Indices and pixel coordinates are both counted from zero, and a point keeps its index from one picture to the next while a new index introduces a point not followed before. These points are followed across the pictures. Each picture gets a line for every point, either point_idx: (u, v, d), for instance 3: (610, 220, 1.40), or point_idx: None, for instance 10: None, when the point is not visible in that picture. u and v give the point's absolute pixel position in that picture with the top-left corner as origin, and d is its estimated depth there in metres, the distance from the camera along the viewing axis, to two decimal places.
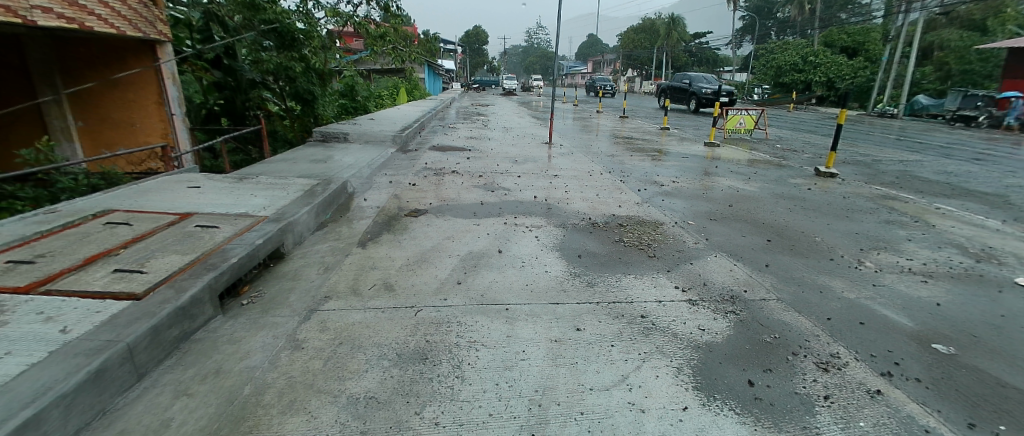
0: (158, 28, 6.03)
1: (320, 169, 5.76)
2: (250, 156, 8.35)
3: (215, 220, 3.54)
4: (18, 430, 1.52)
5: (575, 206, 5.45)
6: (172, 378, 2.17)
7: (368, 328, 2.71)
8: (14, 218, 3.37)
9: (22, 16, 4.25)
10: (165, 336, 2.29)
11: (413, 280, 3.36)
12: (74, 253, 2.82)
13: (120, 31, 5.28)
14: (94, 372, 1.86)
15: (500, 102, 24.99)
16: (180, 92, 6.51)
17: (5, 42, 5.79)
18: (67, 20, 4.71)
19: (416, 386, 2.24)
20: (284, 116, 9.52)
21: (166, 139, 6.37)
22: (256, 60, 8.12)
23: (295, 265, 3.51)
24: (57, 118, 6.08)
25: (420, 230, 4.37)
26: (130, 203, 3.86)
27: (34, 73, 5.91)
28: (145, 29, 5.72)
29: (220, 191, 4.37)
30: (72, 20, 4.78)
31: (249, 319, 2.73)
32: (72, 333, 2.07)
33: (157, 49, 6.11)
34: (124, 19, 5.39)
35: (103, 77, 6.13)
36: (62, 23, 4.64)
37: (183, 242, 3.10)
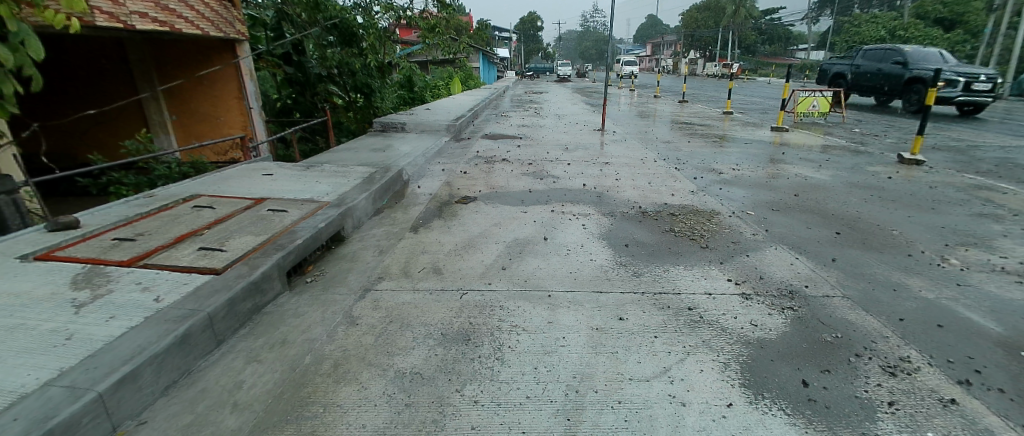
0: (237, 27, 6.58)
1: (379, 158, 6.04)
2: (318, 145, 8.93)
3: (284, 205, 3.83)
4: (117, 384, 1.81)
5: (624, 194, 5.30)
6: (246, 345, 2.43)
7: (417, 308, 2.85)
8: (120, 201, 3.83)
9: (123, 21, 4.82)
10: (240, 308, 2.56)
11: (460, 265, 3.46)
12: (168, 232, 3.18)
13: (203, 32, 5.81)
14: (180, 337, 2.14)
15: (553, 89, 24.65)
16: (257, 87, 7.10)
17: (112, 46, 6.54)
18: (160, 23, 5.26)
19: (457, 365, 2.36)
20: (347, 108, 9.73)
21: (245, 131, 7.02)
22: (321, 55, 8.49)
23: (353, 247, 3.73)
24: (156, 113, 6.86)
25: (470, 216, 4.46)
26: (213, 189, 4.27)
27: (137, 73, 6.66)
28: (226, 29, 6.26)
29: (289, 178, 4.71)
30: (164, 23, 5.33)
31: (312, 295, 2.97)
32: (164, 301, 2.37)
33: (237, 48, 6.67)
34: (207, 21, 5.94)
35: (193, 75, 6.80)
36: (155, 27, 5.19)
37: (255, 224, 3.39)
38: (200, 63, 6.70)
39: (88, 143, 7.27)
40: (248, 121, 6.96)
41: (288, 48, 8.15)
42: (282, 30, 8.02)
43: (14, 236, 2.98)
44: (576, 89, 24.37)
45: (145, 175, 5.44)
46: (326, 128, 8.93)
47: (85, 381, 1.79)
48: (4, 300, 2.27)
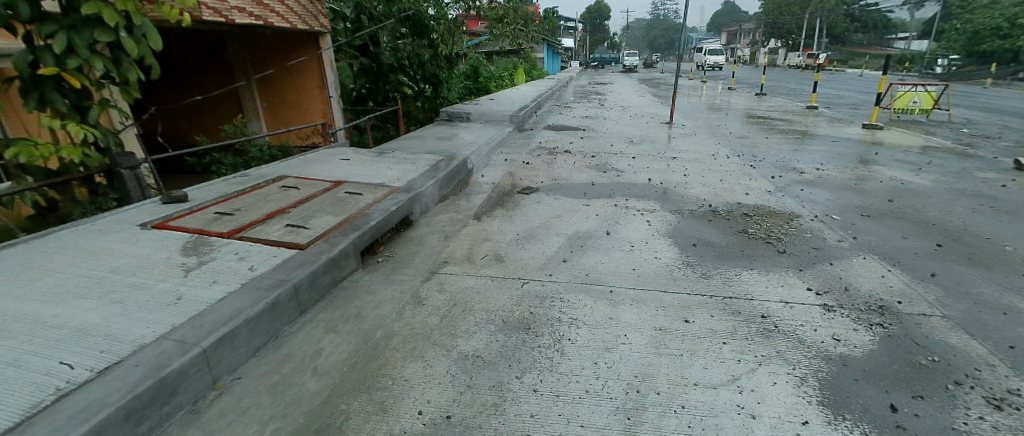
0: (320, 20, 7.03)
1: (444, 147, 6.21)
2: (389, 133, 9.39)
3: (359, 188, 4.07)
4: (216, 342, 2.05)
5: (693, 191, 5.05)
6: (324, 315, 2.63)
7: (479, 294, 2.93)
8: (222, 179, 4.26)
9: (225, 15, 5.30)
10: (321, 281, 2.77)
11: (521, 254, 3.49)
12: (260, 208, 3.49)
13: (291, 25, 6.26)
14: (270, 304, 2.36)
15: (617, 80, 23.96)
16: (336, 76, 7.55)
17: (214, 40, 7.24)
18: (255, 17, 5.72)
19: (518, 352, 2.39)
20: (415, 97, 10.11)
21: (324, 118, 7.51)
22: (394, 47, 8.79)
23: (420, 231, 3.89)
24: (250, 101, 7.55)
25: (531, 207, 4.48)
26: (298, 171, 4.63)
27: (235, 63, 7.35)
28: (310, 22, 6.70)
29: (363, 164, 4.99)
30: (258, 17, 5.78)
31: (383, 274, 3.14)
32: (257, 270, 2.62)
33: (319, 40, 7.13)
34: (294, 15, 6.39)
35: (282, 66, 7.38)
36: (251, 21, 5.65)
37: (334, 205, 3.62)
38: (287, 54, 7.24)
39: (193, 126, 8.13)
40: (327, 109, 7.44)
41: (365, 40, 8.59)
42: (361, 23, 8.47)
43: (137, 205, 3.40)
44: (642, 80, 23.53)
45: (241, 156, 5.99)
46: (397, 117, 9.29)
47: (192, 336, 2.04)
48: (130, 260, 2.62)
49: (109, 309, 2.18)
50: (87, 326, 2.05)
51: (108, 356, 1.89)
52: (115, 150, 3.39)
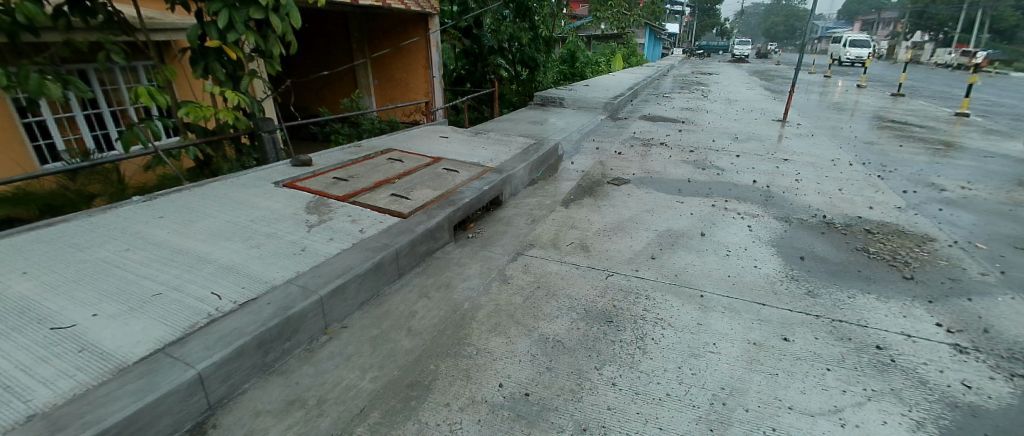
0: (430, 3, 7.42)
1: (537, 131, 6.25)
2: (483, 115, 9.50)
3: (456, 166, 4.27)
4: (330, 292, 2.33)
5: (805, 198, 4.55)
6: (419, 281, 2.84)
7: (563, 280, 2.95)
8: (339, 148, 4.72)
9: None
10: (419, 249, 2.98)
11: (608, 246, 3.43)
12: (370, 177, 3.81)
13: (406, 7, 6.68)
14: (375, 265, 2.60)
15: (723, 71, 22.07)
16: (440, 57, 7.95)
17: (337, 20, 7.87)
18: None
19: (598, 343, 2.38)
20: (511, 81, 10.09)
21: (427, 97, 7.95)
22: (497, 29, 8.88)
23: (509, 212, 3.99)
24: (363, 78, 8.15)
25: (621, 199, 4.36)
26: (402, 145, 4.97)
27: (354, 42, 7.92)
28: (422, 5, 7.13)
29: (460, 142, 5.21)
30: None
31: (473, 249, 3.29)
32: (366, 232, 2.89)
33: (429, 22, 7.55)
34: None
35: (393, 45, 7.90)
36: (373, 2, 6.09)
37: (434, 179, 3.84)
38: (399, 35, 7.75)
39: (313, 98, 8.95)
40: (430, 88, 7.87)
41: (470, 22, 8.79)
42: (467, 5, 8.70)
43: (273, 167, 3.82)
44: (752, 72, 21.43)
45: (354, 128, 6.54)
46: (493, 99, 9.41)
47: (312, 285, 2.33)
48: (266, 212, 3.02)
49: (250, 251, 2.56)
50: (233, 264, 2.43)
51: (248, 292, 2.23)
52: (256, 116, 3.87)
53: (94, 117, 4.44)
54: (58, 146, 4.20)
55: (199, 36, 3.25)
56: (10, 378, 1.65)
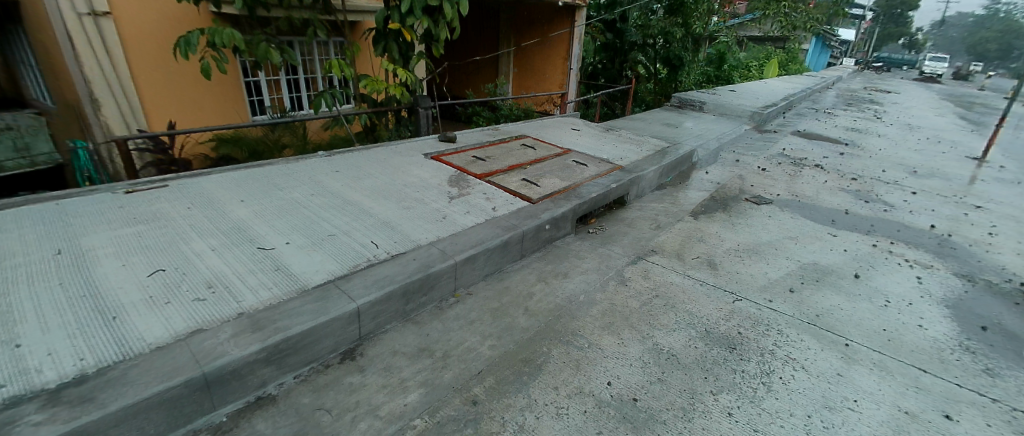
0: None
1: (671, 134, 5.96)
2: (615, 111, 9.29)
3: (585, 160, 4.29)
4: (463, 261, 2.56)
5: (1008, 258, 3.67)
6: (539, 265, 2.96)
7: (685, 294, 2.82)
8: (478, 129, 5.04)
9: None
10: (542, 235, 3.10)
11: (738, 268, 3.18)
12: (504, 160, 4.02)
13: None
14: (503, 243, 2.78)
15: (909, 90, 18.46)
16: (580, 50, 8.14)
17: (489, 9, 8.18)
18: None
19: (717, 368, 2.25)
20: (648, 79, 9.70)
21: (561, 89, 8.23)
22: (644, 24, 8.59)
23: (633, 214, 3.91)
24: (505, 66, 8.44)
25: (759, 220, 3.99)
26: (535, 133, 5.14)
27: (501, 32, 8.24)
28: None
29: (591, 137, 5.21)
30: None
31: (593, 245, 3.31)
32: (498, 211, 3.08)
33: (575, 15, 7.77)
34: None
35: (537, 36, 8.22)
36: None
37: (563, 170, 3.92)
38: (544, 26, 8.03)
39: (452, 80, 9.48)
40: (565, 80, 8.12)
41: (616, 15, 8.91)
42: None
43: (423, 138, 4.24)
44: (950, 95, 17.55)
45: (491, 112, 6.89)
46: (628, 97, 9.11)
47: (449, 250, 2.58)
48: (416, 178, 3.40)
49: (402, 212, 2.91)
50: (388, 220, 2.79)
51: (398, 246, 2.56)
52: (416, 92, 4.33)
53: (293, 81, 5.34)
54: (265, 103, 5.17)
55: (382, 20, 3.75)
56: (230, 281, 2.13)
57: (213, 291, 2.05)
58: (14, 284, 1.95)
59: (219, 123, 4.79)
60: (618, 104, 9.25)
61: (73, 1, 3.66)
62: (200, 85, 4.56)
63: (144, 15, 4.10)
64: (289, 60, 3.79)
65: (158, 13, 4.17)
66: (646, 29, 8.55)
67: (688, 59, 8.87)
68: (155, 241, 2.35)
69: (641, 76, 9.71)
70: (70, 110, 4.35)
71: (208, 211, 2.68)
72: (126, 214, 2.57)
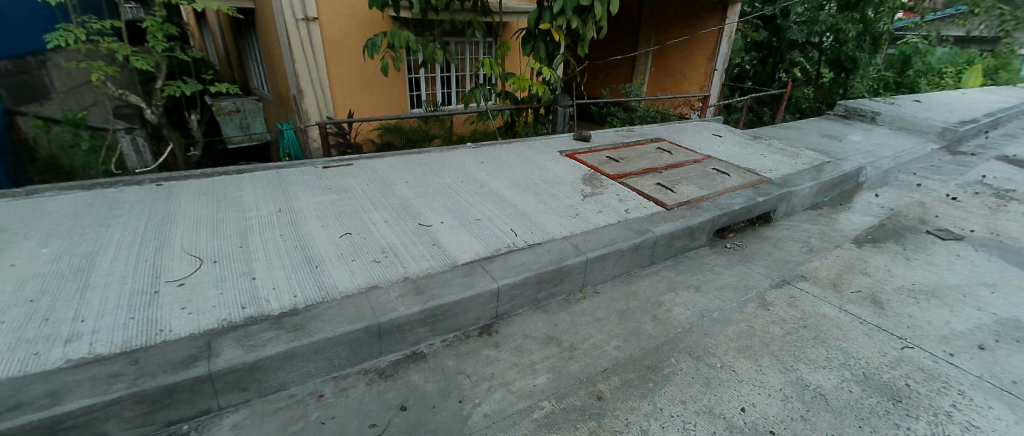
0: None
1: (832, 147, 5.24)
2: (761, 118, 8.45)
3: (728, 168, 4.02)
4: (595, 259, 2.61)
5: None
6: (668, 275, 2.89)
7: (840, 330, 2.50)
8: (613, 130, 5.01)
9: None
10: (675, 243, 3.01)
11: (914, 310, 2.71)
12: (639, 162, 3.96)
13: None
14: (636, 246, 2.77)
15: None
16: (729, 49, 7.57)
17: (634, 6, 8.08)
18: None
19: (878, 419, 1.93)
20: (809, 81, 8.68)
21: (701, 91, 7.83)
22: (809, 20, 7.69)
23: (779, 233, 3.55)
24: (643, 64, 8.24)
25: (946, 258, 3.32)
26: (672, 136, 4.94)
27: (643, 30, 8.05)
28: None
29: (735, 144, 4.84)
30: None
31: (730, 260, 3.11)
32: (632, 214, 3.07)
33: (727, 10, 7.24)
34: None
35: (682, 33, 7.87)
36: None
37: (702, 178, 3.73)
38: (689, 23, 7.62)
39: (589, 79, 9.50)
40: (708, 81, 7.70)
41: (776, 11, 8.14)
42: None
43: (559, 136, 4.38)
44: None
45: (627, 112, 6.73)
46: (781, 102, 8.15)
47: (582, 246, 2.66)
48: (552, 174, 3.54)
49: (538, 205, 3.08)
50: (527, 211, 2.98)
51: (535, 237, 2.72)
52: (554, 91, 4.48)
53: (446, 78, 5.89)
54: (422, 97, 5.75)
55: (535, 21, 4.09)
56: (398, 250, 2.49)
57: (386, 256, 2.43)
58: (252, 230, 2.54)
59: (383, 113, 5.47)
60: (767, 109, 8.37)
61: (293, 9, 4.44)
62: (374, 80, 5.27)
63: (340, 20, 4.79)
64: (448, 59, 4.22)
65: (352, 18, 4.88)
66: (811, 26, 7.62)
67: (864, 61, 7.52)
68: (341, 207, 2.84)
69: (799, 79, 8.72)
70: (279, 94, 5.42)
71: (380, 188, 3.14)
72: (323, 184, 3.15)
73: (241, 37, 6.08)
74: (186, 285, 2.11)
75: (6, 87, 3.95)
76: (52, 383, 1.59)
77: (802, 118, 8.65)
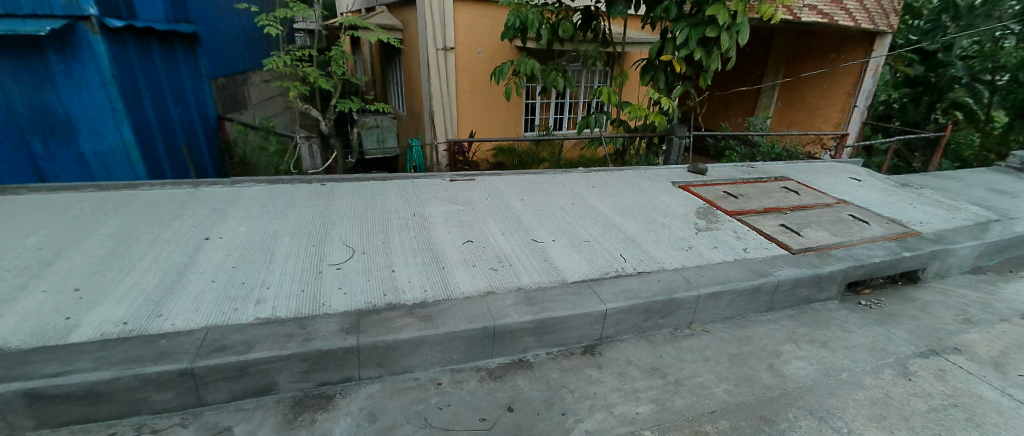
0: (889, 19, 6.39)
1: (1006, 204, 4.42)
2: (909, 163, 7.41)
3: (866, 216, 3.62)
4: (708, 296, 2.53)
5: None
6: (787, 324, 2.69)
7: (1009, 417, 2.09)
8: (732, 164, 4.80)
9: (795, 14, 5.56)
10: (799, 291, 2.79)
11: None
12: (760, 200, 3.75)
13: (856, 24, 6.01)
14: (754, 288, 2.63)
15: None
16: (874, 84, 6.79)
17: (761, 36, 7.68)
18: (821, 15, 5.75)
19: None
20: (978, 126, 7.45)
21: (836, 129, 7.16)
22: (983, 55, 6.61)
23: (929, 296, 3.09)
24: (766, 96, 7.73)
25: None
26: (800, 176, 4.58)
27: (771, 61, 7.61)
28: (879, 21, 6.25)
29: (876, 190, 4.34)
30: (826, 15, 5.78)
31: (864, 319, 2.79)
32: (750, 254, 2.92)
33: (875, 42, 6.55)
34: (866, 13, 6.09)
35: (818, 66, 7.30)
36: (816, 18, 5.70)
37: (835, 224, 3.42)
38: (828, 55, 7.12)
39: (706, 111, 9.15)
40: (846, 119, 7.00)
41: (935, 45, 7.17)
42: (941, 23, 7.06)
43: (672, 168, 4.35)
44: None
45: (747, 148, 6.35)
46: (937, 147, 7.05)
47: (694, 281, 2.60)
48: (664, 205, 3.52)
49: (649, 233, 3.08)
50: (637, 239, 3.00)
51: (646, 266, 2.72)
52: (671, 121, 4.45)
53: (561, 104, 6.15)
54: (535, 121, 6.06)
55: (657, 52, 4.18)
56: (512, 262, 2.67)
57: (502, 266, 2.62)
58: (391, 229, 2.92)
59: (500, 134, 5.87)
60: (917, 155, 7.32)
61: (436, 40, 5.07)
62: (494, 103, 5.70)
63: (473, 48, 5.31)
64: (568, 86, 4.43)
65: (483, 47, 5.36)
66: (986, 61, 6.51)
67: None
68: (465, 217, 3.14)
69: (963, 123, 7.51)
70: (413, 113, 6.14)
71: (498, 203, 3.39)
72: (449, 195, 3.50)
73: (387, 62, 7.01)
74: (341, 269, 2.50)
75: (223, 99, 5.56)
76: (246, 334, 1.99)
77: (964, 167, 7.39)
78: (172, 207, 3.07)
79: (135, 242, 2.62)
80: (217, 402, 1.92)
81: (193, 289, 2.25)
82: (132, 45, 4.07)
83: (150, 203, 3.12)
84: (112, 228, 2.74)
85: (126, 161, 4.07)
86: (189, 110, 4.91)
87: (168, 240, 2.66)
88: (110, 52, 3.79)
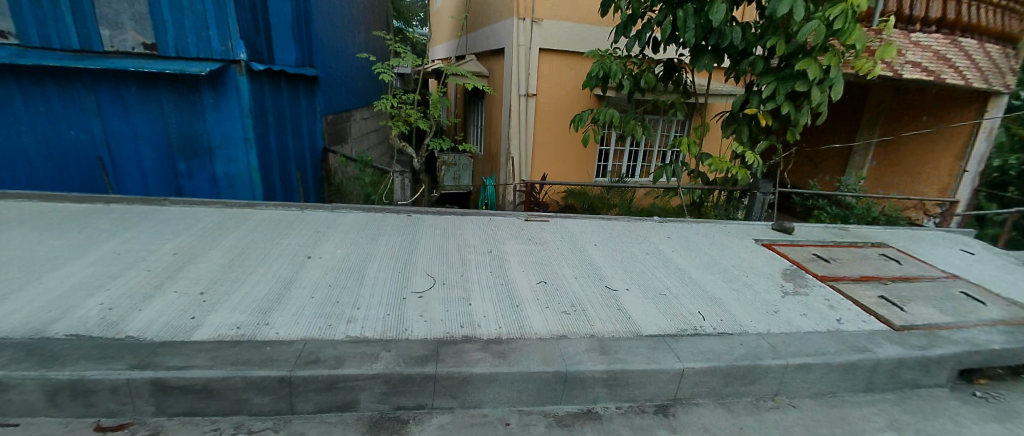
0: (1006, 79, 5.85)
1: None
2: None
3: (984, 295, 3.22)
4: (796, 367, 2.35)
5: None
6: (889, 409, 2.40)
7: None
8: (823, 225, 4.52)
9: (896, 70, 5.26)
10: (903, 373, 2.50)
11: None
12: (855, 267, 3.48)
13: (968, 83, 5.50)
14: (849, 363, 2.40)
15: None
16: (988, 147, 6.12)
17: (856, 92, 7.45)
18: (927, 72, 5.35)
19: None
20: None
21: (942, 194, 6.48)
22: None
23: None
24: (860, 154, 7.36)
25: None
26: (900, 244, 4.20)
27: (865, 118, 7.31)
28: (994, 80, 5.68)
29: (995, 267, 3.85)
30: (932, 72, 5.37)
31: (985, 414, 2.42)
32: (845, 326, 2.69)
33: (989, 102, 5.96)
34: (979, 71, 5.60)
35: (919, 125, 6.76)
36: (921, 76, 5.32)
37: (945, 301, 3.07)
38: (932, 113, 6.58)
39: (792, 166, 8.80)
40: (953, 184, 6.33)
41: None
42: None
43: (754, 224, 4.20)
44: None
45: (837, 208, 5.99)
46: None
47: (780, 349, 2.43)
48: (746, 263, 3.39)
49: (730, 292, 2.95)
50: (718, 297, 2.88)
51: (727, 327, 2.59)
52: (755, 176, 4.32)
53: (636, 152, 6.19)
54: (607, 168, 6.12)
55: (741, 105, 4.14)
56: (585, 308, 2.66)
57: (575, 311, 2.62)
58: (470, 264, 3.06)
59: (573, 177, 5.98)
60: None
61: (520, 86, 5.40)
62: (570, 147, 5.85)
63: (553, 94, 5.56)
64: (646, 134, 4.47)
65: (563, 94, 5.59)
66: None
67: None
68: (540, 258, 3.21)
69: None
70: (490, 152, 6.46)
71: (574, 247, 3.43)
72: (525, 234, 3.60)
73: (470, 104, 7.52)
74: (423, 297, 2.63)
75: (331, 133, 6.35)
76: (337, 350, 2.14)
77: None
78: (282, 225, 3.45)
79: (251, 255, 2.95)
80: (305, 412, 2.04)
81: (294, 303, 2.48)
82: (268, 84, 4.77)
83: (264, 221, 3.52)
84: (233, 241, 3.12)
85: (249, 183, 4.70)
86: (302, 141, 5.57)
87: (278, 256, 2.97)
88: (250, 90, 4.46)
